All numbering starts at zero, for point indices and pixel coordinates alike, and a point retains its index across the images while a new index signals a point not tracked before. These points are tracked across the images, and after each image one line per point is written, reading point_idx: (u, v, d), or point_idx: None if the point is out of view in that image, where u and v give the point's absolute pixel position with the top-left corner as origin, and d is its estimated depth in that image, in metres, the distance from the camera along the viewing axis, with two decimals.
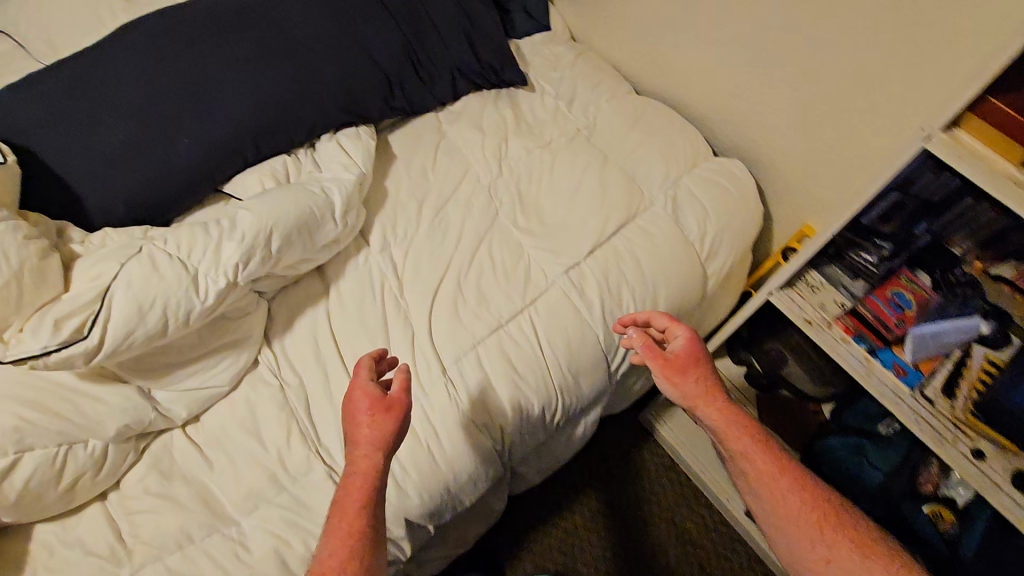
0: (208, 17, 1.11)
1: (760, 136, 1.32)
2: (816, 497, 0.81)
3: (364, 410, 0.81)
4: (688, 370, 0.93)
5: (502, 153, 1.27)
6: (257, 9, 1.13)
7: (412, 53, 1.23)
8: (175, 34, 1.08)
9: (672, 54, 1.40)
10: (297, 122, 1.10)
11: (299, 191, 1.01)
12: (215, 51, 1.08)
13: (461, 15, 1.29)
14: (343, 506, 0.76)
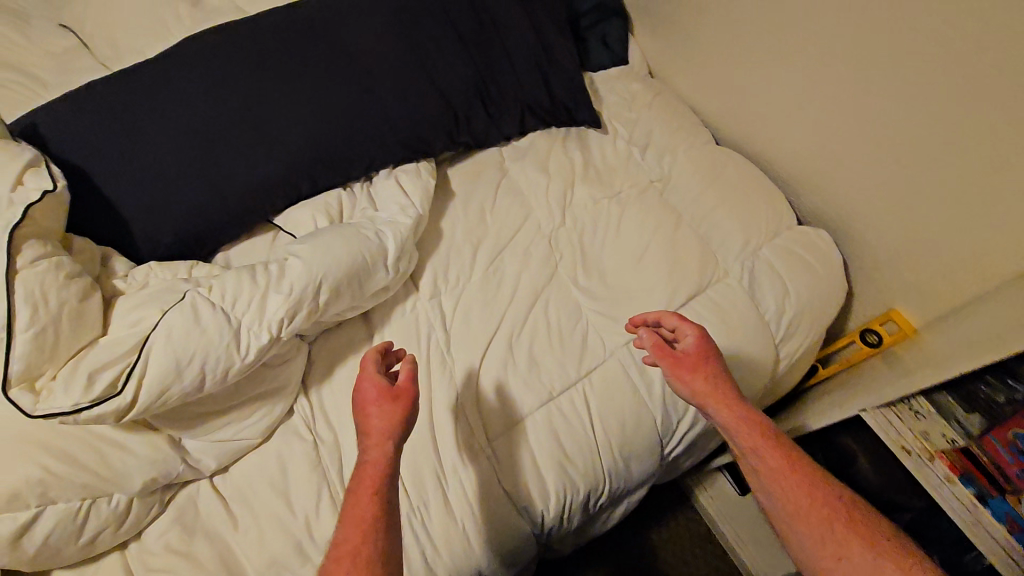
0: (276, 38, 1.06)
1: (853, 208, 1.21)
2: (829, 497, 0.78)
3: (373, 399, 0.81)
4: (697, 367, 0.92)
5: (567, 199, 1.19)
6: (327, 32, 1.07)
7: (482, 86, 1.15)
8: (241, 54, 1.04)
9: (762, 104, 1.29)
10: (356, 156, 1.05)
11: (351, 234, 0.95)
12: (280, 76, 1.03)
13: (540, 49, 1.20)
14: (357, 495, 0.73)
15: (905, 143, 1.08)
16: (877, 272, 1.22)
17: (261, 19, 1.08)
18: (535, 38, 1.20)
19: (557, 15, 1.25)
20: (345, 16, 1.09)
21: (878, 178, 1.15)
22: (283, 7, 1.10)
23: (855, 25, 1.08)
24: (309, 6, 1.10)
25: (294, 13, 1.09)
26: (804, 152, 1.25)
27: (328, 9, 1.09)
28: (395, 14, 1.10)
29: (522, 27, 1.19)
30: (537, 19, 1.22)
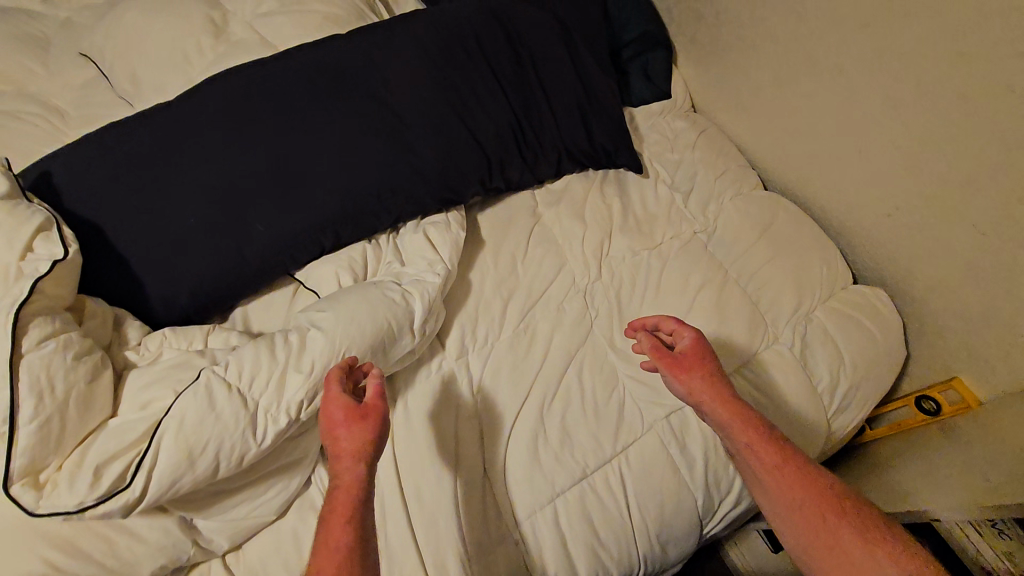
0: (304, 78, 0.99)
1: (913, 266, 1.12)
2: (822, 489, 0.78)
3: (339, 419, 0.73)
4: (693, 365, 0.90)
5: (604, 250, 1.11)
6: (356, 72, 1.00)
7: (519, 131, 1.07)
8: (266, 96, 0.97)
9: (817, 148, 1.20)
10: (383, 208, 0.98)
11: (377, 297, 0.88)
12: (307, 119, 0.96)
13: (580, 88, 1.12)
14: (328, 524, 0.66)
15: (978, 206, 0.99)
16: (936, 337, 1.13)
17: (288, 58, 1.01)
18: (575, 76, 1.12)
19: (598, 50, 1.17)
20: (377, 55, 1.02)
21: (942, 240, 1.06)
22: (312, 44, 1.03)
23: (930, 75, 0.99)
24: (339, 44, 1.02)
25: (323, 51, 1.01)
26: (862, 203, 1.16)
27: (359, 47, 1.02)
28: (429, 54, 1.03)
29: (562, 64, 1.11)
30: (578, 55, 1.14)
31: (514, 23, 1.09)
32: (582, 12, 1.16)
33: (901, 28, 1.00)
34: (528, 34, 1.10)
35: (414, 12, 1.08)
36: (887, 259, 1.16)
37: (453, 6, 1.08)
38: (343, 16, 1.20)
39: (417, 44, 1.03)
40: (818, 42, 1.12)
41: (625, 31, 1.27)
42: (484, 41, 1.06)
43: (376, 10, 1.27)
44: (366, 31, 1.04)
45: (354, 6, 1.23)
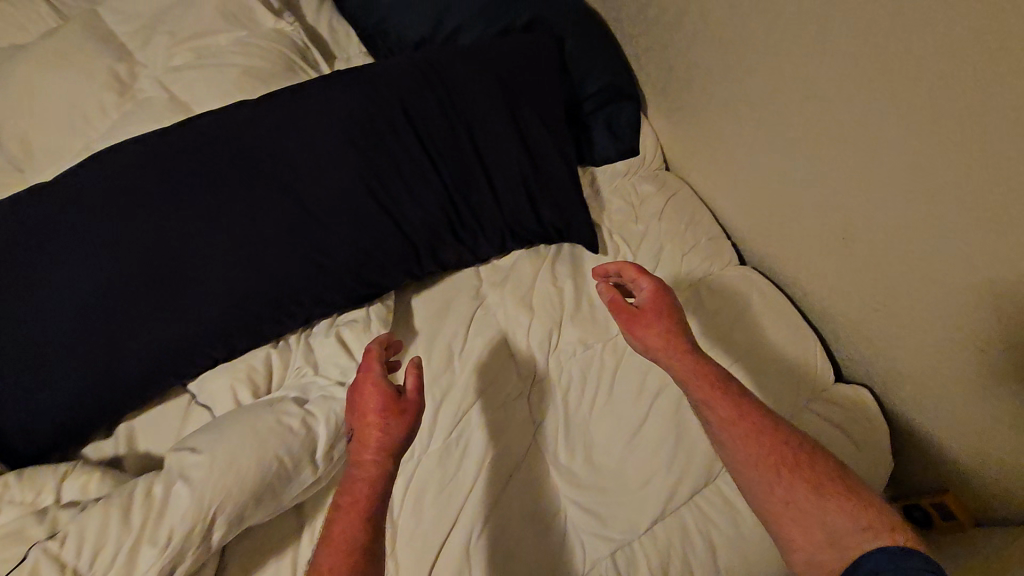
0: (199, 155, 0.85)
1: (900, 371, 0.98)
2: (775, 441, 0.78)
3: (376, 409, 0.72)
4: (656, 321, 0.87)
5: (552, 342, 0.98)
6: (259, 148, 0.87)
7: (452, 213, 0.93)
8: (150, 178, 0.83)
9: (798, 226, 1.03)
10: (288, 310, 0.85)
11: (267, 427, 0.75)
12: (196, 206, 0.83)
13: (524, 160, 0.99)
14: (344, 518, 0.67)
15: (974, 322, 0.83)
16: (930, 444, 1.00)
17: (183, 130, 0.88)
18: (518, 146, 0.98)
19: (546, 113, 1.03)
20: (285, 127, 0.88)
21: (932, 348, 0.91)
22: (214, 114, 0.90)
23: (928, 168, 0.80)
24: (243, 115, 0.89)
25: (224, 123, 0.88)
26: (846, 292, 1.01)
27: (267, 117, 0.89)
28: (347, 125, 0.89)
29: (504, 134, 0.98)
30: (522, 121, 1.00)
31: (448, 88, 0.96)
32: (530, 70, 1.03)
33: (892, 110, 0.81)
34: (464, 101, 0.97)
35: (333, 74, 0.94)
36: (874, 354, 1.02)
37: (380, 69, 0.95)
38: (265, 69, 1.06)
39: (334, 113, 0.90)
40: (796, 112, 0.93)
41: (583, 85, 1.12)
42: (412, 111, 0.93)
43: (307, 58, 1.14)
44: (277, 98, 0.91)
45: (281, 56, 1.09)
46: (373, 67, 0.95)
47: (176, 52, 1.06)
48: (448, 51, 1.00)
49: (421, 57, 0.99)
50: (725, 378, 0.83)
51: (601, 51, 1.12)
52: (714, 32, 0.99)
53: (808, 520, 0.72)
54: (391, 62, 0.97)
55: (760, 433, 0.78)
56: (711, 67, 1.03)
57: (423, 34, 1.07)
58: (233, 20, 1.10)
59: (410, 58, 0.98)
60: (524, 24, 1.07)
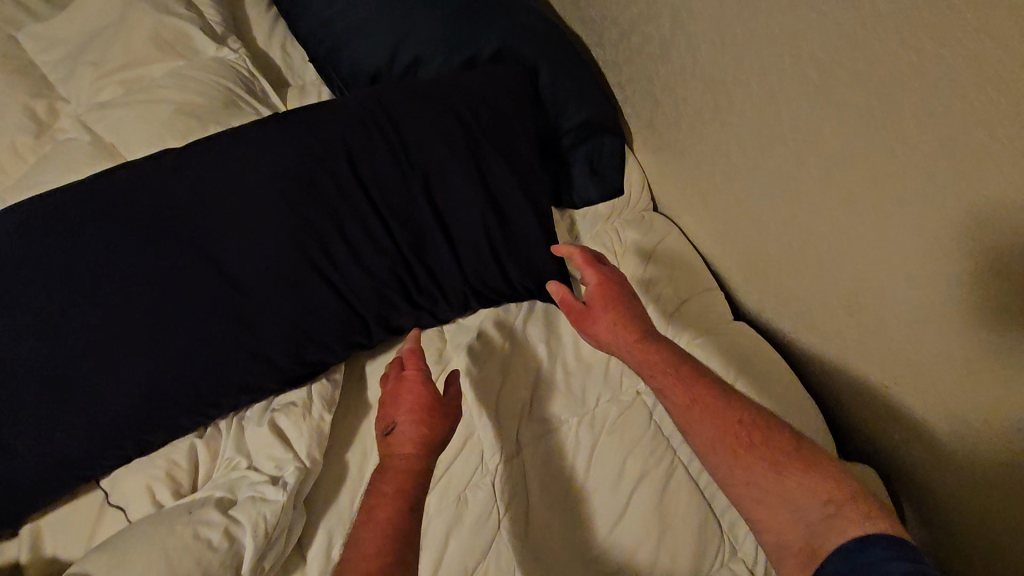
0: (109, 215, 0.73)
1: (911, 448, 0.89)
2: (729, 421, 0.76)
3: (425, 404, 0.74)
4: (604, 315, 0.85)
5: (524, 414, 0.88)
6: (181, 207, 0.75)
7: (407, 274, 0.83)
8: (50, 243, 0.71)
9: (797, 286, 0.92)
10: (215, 394, 0.74)
11: (179, 548, 0.64)
12: (104, 276, 0.71)
13: (491, 210, 0.87)
14: (386, 503, 0.67)
15: (1000, 415, 0.72)
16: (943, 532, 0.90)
17: (94, 183, 0.76)
18: (484, 196, 0.87)
19: (516, 155, 0.92)
20: (214, 181, 0.76)
21: (949, 431, 0.81)
22: (132, 164, 0.78)
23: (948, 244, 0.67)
24: (165, 165, 0.77)
25: (142, 175, 0.76)
26: (850, 362, 0.90)
27: (192, 168, 0.77)
28: (285, 178, 0.78)
29: (467, 182, 0.86)
30: (489, 166, 0.89)
31: (404, 131, 0.85)
32: (500, 106, 0.91)
33: (905, 176, 0.68)
34: (422, 145, 0.86)
35: (273, 116, 0.83)
36: (882, 429, 0.92)
37: (326, 110, 0.84)
38: (203, 106, 0.95)
39: (270, 163, 0.78)
40: (793, 164, 0.81)
41: (560, 119, 1.01)
42: (363, 159, 0.82)
43: (253, 90, 1.02)
44: (206, 145, 0.79)
45: (222, 90, 0.98)
46: (318, 107, 0.84)
47: (103, 85, 0.95)
48: (405, 86, 0.89)
49: (374, 94, 0.87)
50: (677, 361, 0.82)
51: (580, 81, 1.01)
52: (701, 68, 0.87)
53: (770, 497, 0.70)
54: (339, 102, 0.85)
55: (713, 413, 0.76)
56: (698, 106, 0.91)
57: (380, 65, 0.96)
58: (169, 50, 0.98)
59: (361, 95, 0.86)
60: (493, 53, 0.95)
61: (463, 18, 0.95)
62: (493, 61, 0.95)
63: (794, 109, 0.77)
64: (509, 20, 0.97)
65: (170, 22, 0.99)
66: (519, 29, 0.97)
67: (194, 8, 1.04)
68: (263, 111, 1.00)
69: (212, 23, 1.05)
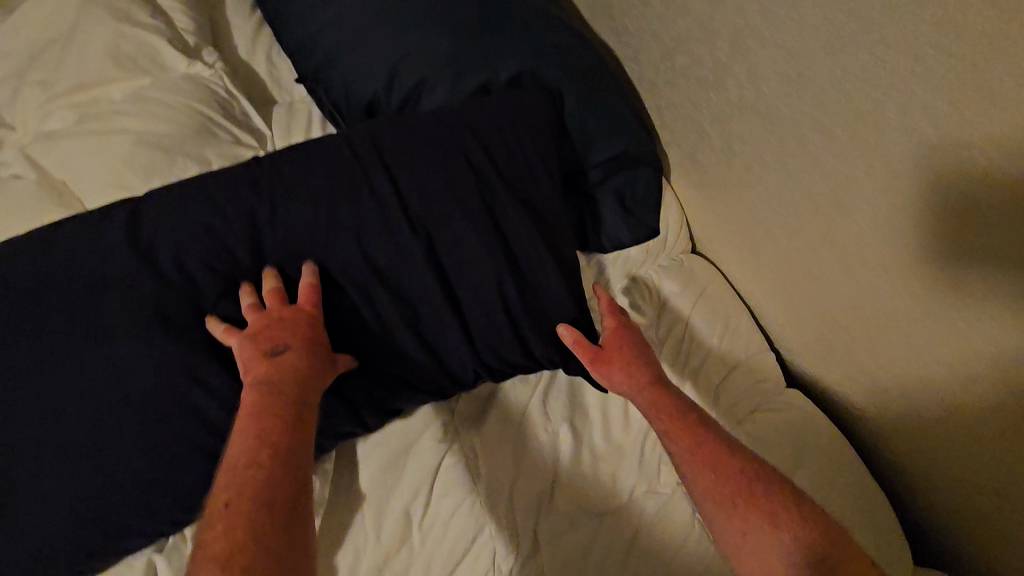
0: (44, 290, 0.60)
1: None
2: (732, 469, 0.67)
3: (300, 348, 0.61)
4: (615, 361, 0.73)
5: (545, 507, 0.75)
6: (130, 277, 0.61)
7: (403, 349, 0.69)
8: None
9: (872, 366, 0.76)
10: (174, 509, 0.61)
11: None
12: (38, 368, 0.59)
13: (505, 271, 0.72)
14: (245, 462, 0.56)
15: None
16: None
17: (24, 247, 0.62)
18: (498, 255, 0.72)
19: (538, 199, 0.76)
20: (174, 245, 0.63)
21: None
22: (68, 221, 0.64)
23: None
24: (108, 223, 0.63)
25: (82, 237, 0.62)
26: (932, 460, 0.74)
27: (144, 228, 0.63)
28: (265, 243, 0.65)
29: (477, 238, 0.71)
30: (504, 215, 0.73)
31: (401, 178, 0.71)
32: (516, 143, 0.76)
33: None
34: (423, 194, 0.71)
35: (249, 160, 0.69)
36: (960, 549, 0.76)
37: (312, 153, 0.70)
38: (169, 135, 0.81)
39: (245, 224, 0.65)
40: (882, 228, 0.65)
41: (588, 153, 0.85)
42: (353, 214, 0.68)
43: (232, 113, 0.87)
44: (164, 197, 0.65)
45: (192, 115, 0.83)
46: (302, 150, 0.70)
47: (53, 110, 0.80)
48: (405, 121, 0.74)
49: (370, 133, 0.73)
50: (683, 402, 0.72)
51: (612, 109, 0.86)
52: (766, 103, 0.70)
53: (769, 555, 0.62)
54: (328, 142, 0.71)
55: (717, 461, 0.67)
56: (759, 147, 0.74)
57: (376, 90, 0.81)
58: (131, 66, 0.84)
59: (356, 134, 0.72)
60: (511, 78, 0.81)
61: (476, 36, 0.80)
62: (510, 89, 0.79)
63: (887, 164, 0.61)
64: (529, 38, 0.82)
65: (132, 33, 0.85)
66: (541, 48, 0.82)
67: (161, 15, 0.89)
68: (240, 139, 0.86)
69: (183, 33, 0.90)
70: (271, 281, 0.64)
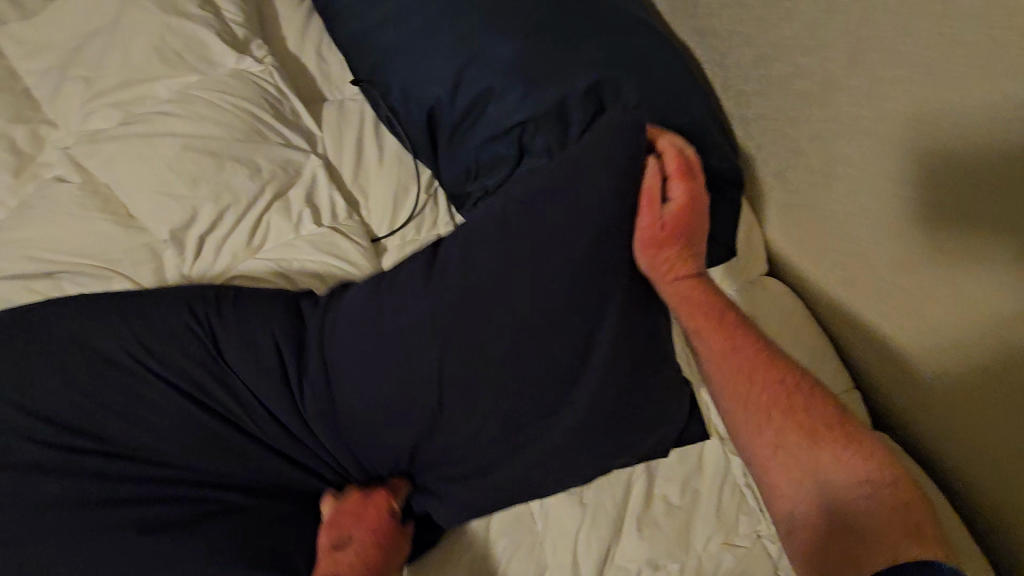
0: (127, 386, 0.62)
1: None
2: (770, 380, 0.63)
3: (366, 543, 0.59)
4: (669, 245, 0.63)
5: (609, 561, 0.67)
6: (210, 390, 0.63)
7: (469, 395, 0.61)
8: (62, 402, 0.61)
9: (989, 422, 0.65)
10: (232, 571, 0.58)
11: None
12: (108, 432, 0.61)
13: (575, 395, 0.62)
14: None
15: None
16: None
17: (104, 324, 0.63)
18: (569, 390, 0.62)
19: None
20: (248, 370, 0.63)
21: None
22: (148, 307, 0.64)
23: None
24: (195, 295, 0.65)
25: (162, 338, 0.63)
26: None
27: (224, 343, 0.63)
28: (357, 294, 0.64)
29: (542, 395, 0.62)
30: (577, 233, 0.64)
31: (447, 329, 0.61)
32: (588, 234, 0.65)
33: None
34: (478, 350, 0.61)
35: (309, 305, 0.66)
36: None
37: (356, 311, 0.64)
38: (217, 140, 0.76)
39: (308, 395, 0.63)
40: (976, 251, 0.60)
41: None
42: (406, 383, 0.61)
43: (282, 113, 0.82)
44: (242, 310, 0.65)
45: (243, 118, 0.78)
46: (344, 307, 0.64)
47: (96, 108, 0.75)
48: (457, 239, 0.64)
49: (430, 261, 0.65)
50: (722, 305, 0.67)
51: (694, 121, 0.77)
52: (883, 123, 0.64)
53: (799, 468, 0.60)
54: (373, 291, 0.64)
55: (755, 369, 0.64)
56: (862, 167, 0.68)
57: (440, 95, 0.74)
58: (178, 63, 0.78)
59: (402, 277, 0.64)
60: (589, 88, 0.71)
61: (553, 41, 0.73)
62: (582, 120, 0.71)
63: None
64: (607, 45, 0.74)
65: (180, 26, 0.79)
66: (620, 55, 0.74)
67: (211, 6, 0.83)
68: (291, 144, 0.80)
69: (231, 25, 0.84)
70: (355, 488, 0.64)
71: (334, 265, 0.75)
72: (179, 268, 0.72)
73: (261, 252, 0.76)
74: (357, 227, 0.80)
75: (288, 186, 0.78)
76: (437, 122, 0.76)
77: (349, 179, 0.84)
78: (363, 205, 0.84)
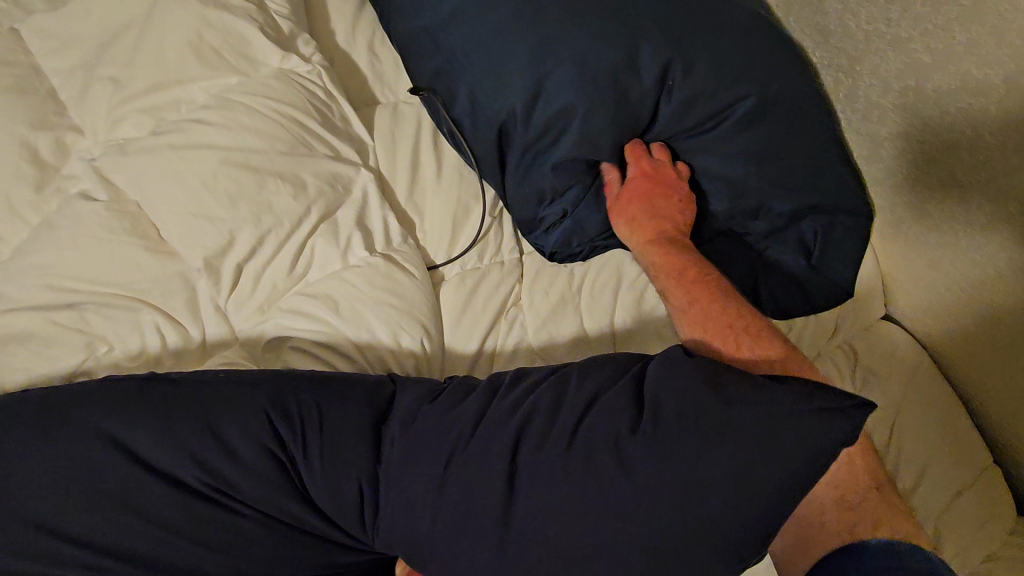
0: (211, 524, 0.49)
1: None
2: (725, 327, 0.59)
3: None
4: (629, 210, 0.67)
5: None
6: (306, 519, 0.52)
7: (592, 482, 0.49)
8: (129, 539, 0.47)
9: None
10: None
11: None
12: (173, 538, 0.48)
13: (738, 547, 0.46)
14: None
15: None
16: None
17: (177, 434, 0.50)
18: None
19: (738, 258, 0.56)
20: (338, 501, 0.52)
21: None
22: (227, 428, 0.51)
23: None
24: (289, 378, 0.55)
25: (245, 463, 0.51)
26: None
27: (317, 446, 0.53)
28: (469, 402, 0.56)
29: None
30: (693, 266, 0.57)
31: (552, 471, 0.50)
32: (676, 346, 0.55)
33: None
34: (656, 509, 0.47)
35: (391, 391, 0.58)
36: None
37: (434, 437, 0.53)
38: (259, 152, 0.66)
39: (386, 534, 0.53)
40: None
41: (752, 195, 0.68)
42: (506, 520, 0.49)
43: (331, 121, 0.72)
44: (331, 437, 0.53)
45: (288, 125, 0.69)
46: (430, 434, 0.54)
47: (125, 114, 0.67)
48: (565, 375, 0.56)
49: (493, 402, 0.55)
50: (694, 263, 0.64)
51: (802, 139, 0.68)
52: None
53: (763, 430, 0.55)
54: (454, 409, 0.55)
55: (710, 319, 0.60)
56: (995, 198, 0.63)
57: (517, 105, 0.65)
58: (217, 62, 0.69)
59: (478, 407, 0.55)
60: (689, 97, 0.66)
61: (656, 45, 0.64)
62: (662, 133, 0.69)
63: None
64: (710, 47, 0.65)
65: (219, 20, 0.70)
66: (722, 64, 0.65)
67: None
68: (341, 155, 0.71)
69: (275, 17, 0.74)
70: None
71: (388, 297, 0.66)
72: (214, 301, 0.64)
73: (304, 282, 0.67)
74: (414, 253, 0.70)
75: (337, 206, 0.69)
76: (509, 137, 0.67)
77: (402, 195, 0.74)
78: (419, 226, 0.74)
